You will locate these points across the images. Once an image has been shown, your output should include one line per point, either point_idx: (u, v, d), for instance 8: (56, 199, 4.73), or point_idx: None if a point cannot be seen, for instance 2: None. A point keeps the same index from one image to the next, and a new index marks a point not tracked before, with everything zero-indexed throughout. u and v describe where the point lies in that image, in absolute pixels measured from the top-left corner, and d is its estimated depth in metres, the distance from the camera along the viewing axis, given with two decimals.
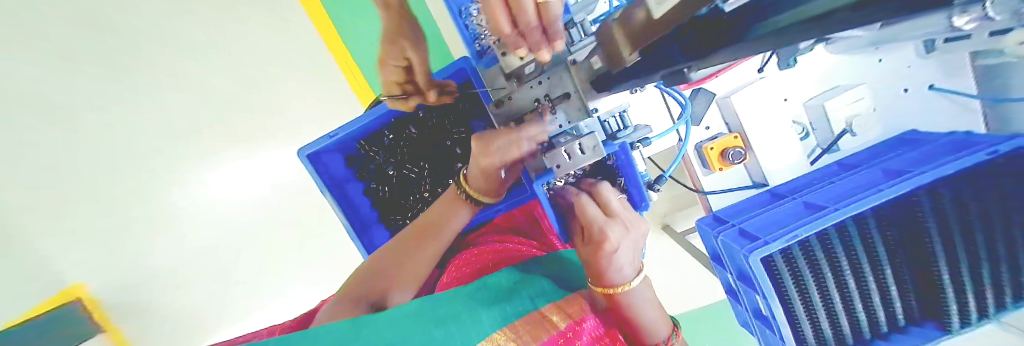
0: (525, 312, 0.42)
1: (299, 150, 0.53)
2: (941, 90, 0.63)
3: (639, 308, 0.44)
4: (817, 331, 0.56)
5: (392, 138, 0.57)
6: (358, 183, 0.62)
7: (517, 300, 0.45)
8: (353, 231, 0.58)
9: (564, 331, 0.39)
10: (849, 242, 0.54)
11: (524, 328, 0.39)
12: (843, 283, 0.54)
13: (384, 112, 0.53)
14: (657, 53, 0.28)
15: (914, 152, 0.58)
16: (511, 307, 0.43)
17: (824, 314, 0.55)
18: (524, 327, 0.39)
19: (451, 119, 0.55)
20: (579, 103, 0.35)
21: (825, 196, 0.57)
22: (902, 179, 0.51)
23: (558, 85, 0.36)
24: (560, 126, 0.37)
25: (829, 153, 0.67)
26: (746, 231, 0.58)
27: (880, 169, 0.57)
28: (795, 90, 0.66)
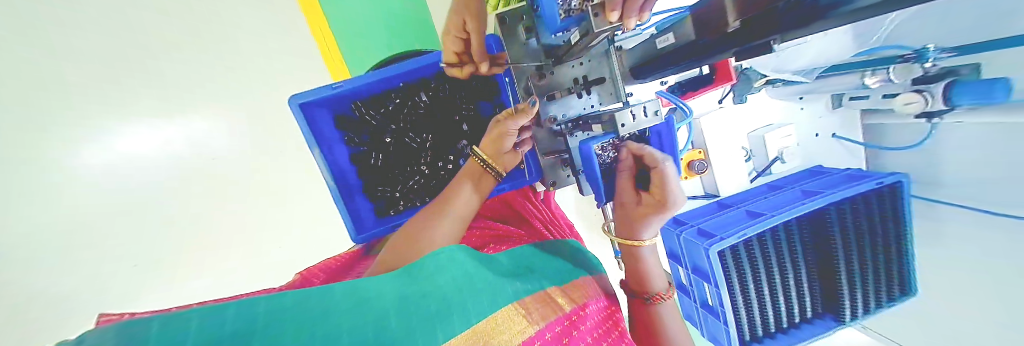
0: (534, 291, 0.42)
1: (293, 96, 0.48)
2: (840, 138, 0.80)
3: (646, 257, 0.48)
4: (752, 317, 0.68)
5: (399, 104, 0.57)
6: (344, 147, 0.58)
7: (527, 280, 0.45)
8: (339, 194, 0.55)
9: (568, 315, 0.39)
10: (778, 242, 0.67)
11: (535, 307, 0.38)
12: (773, 278, 0.67)
13: (401, 73, 0.53)
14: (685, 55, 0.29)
15: (819, 179, 0.74)
16: (522, 285, 0.42)
17: (757, 301, 0.67)
18: (534, 306, 0.38)
19: (461, 94, 0.57)
20: (613, 89, 0.39)
21: (762, 206, 0.69)
22: (816, 196, 0.66)
23: (596, 69, 0.39)
24: (591, 106, 0.41)
25: (762, 176, 0.81)
26: (704, 230, 0.68)
27: (798, 190, 0.72)
28: (744, 120, 0.78)
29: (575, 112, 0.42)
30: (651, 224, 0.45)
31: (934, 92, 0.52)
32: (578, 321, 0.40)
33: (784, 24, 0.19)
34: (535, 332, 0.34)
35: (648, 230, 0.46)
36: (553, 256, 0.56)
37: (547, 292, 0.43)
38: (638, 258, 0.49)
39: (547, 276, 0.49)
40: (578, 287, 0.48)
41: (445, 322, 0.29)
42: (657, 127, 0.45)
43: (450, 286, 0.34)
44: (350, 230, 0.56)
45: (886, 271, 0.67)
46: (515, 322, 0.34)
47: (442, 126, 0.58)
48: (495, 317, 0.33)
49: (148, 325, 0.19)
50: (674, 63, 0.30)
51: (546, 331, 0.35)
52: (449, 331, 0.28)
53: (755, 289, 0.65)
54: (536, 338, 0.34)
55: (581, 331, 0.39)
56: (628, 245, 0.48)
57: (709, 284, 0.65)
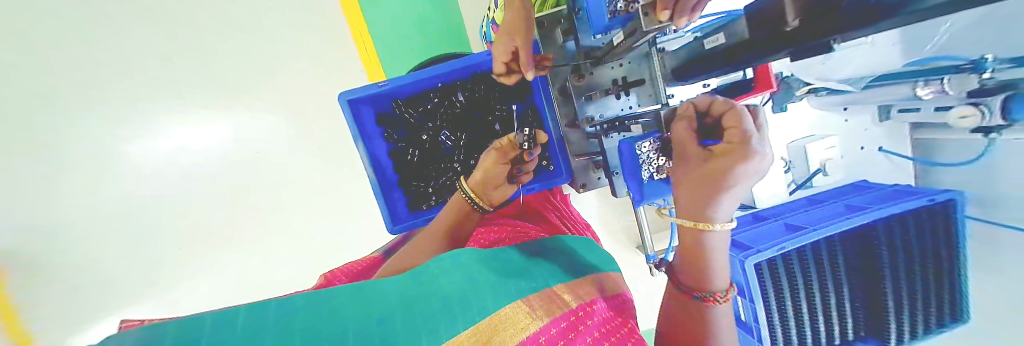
0: (539, 288, 0.39)
1: (342, 93, 0.51)
2: (888, 152, 0.76)
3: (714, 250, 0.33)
4: (790, 336, 0.64)
5: (437, 103, 0.59)
6: (384, 143, 0.61)
7: (533, 276, 0.41)
8: (378, 188, 0.58)
9: (574, 311, 0.34)
10: (819, 257, 0.64)
11: (538, 302, 0.35)
12: (813, 296, 0.64)
13: (441, 74, 0.55)
14: (733, 56, 0.28)
15: (864, 194, 0.71)
16: (526, 282, 0.39)
17: (795, 319, 0.63)
18: (537, 302, 0.35)
19: (496, 95, 0.58)
20: (653, 90, 0.40)
21: (800, 220, 0.66)
22: (861, 211, 0.63)
23: (636, 71, 0.40)
24: (628, 107, 0.43)
25: (802, 188, 0.78)
26: (738, 241, 0.66)
27: (843, 204, 0.69)
28: (782, 130, 0.75)
29: (613, 112, 0.44)
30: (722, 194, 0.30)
31: (992, 105, 0.48)
32: (586, 316, 0.34)
33: (845, 18, 0.18)
34: (540, 328, 0.31)
35: (722, 202, 0.31)
36: (569, 250, 0.52)
37: (553, 289, 0.39)
38: (703, 251, 0.33)
39: (553, 271, 0.45)
40: (589, 281, 0.43)
41: (449, 320, 0.28)
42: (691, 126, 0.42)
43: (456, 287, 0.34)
44: (386, 222, 0.59)
45: (938, 290, 0.63)
46: (517, 318, 0.31)
47: (477, 126, 0.60)
48: (500, 314, 0.31)
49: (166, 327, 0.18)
50: (723, 64, 0.30)
51: (552, 326, 0.31)
52: (453, 328, 0.27)
53: (793, 305, 0.62)
54: (542, 333, 0.30)
55: (587, 326, 0.33)
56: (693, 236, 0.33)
57: (743, 297, 0.63)
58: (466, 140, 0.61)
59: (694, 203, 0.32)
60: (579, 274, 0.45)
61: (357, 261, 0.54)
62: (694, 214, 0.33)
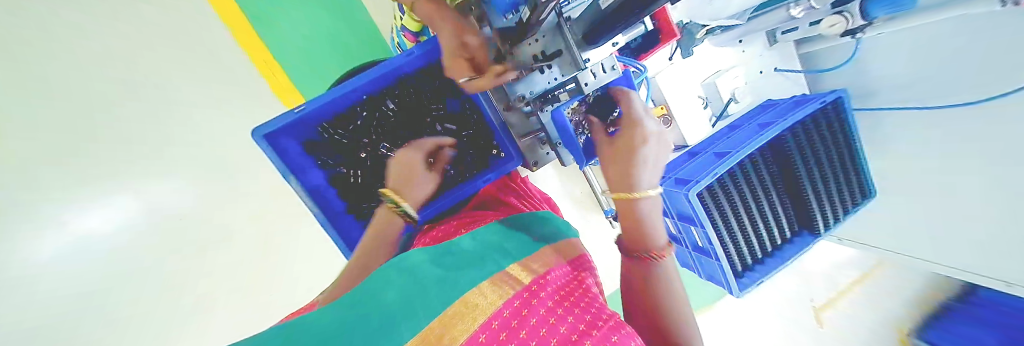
0: (492, 272, 0.37)
1: (255, 129, 0.47)
2: (782, 71, 0.87)
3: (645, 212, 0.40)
4: (739, 249, 0.74)
5: (367, 118, 0.57)
6: (321, 172, 0.58)
7: (486, 262, 0.40)
8: (325, 219, 0.54)
9: (527, 287, 0.34)
10: (749, 175, 0.72)
11: (490, 288, 0.33)
12: (750, 210, 0.73)
13: (360, 87, 0.52)
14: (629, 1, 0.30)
15: (770, 111, 0.82)
16: (478, 270, 0.37)
17: (740, 234, 0.73)
18: (489, 288, 0.33)
19: (428, 95, 0.57)
20: (571, 59, 0.40)
21: (725, 146, 0.75)
22: (769, 126, 0.73)
23: (552, 43, 0.40)
24: (554, 80, 0.42)
25: (721, 120, 0.87)
26: (680, 178, 0.73)
27: (756, 124, 0.78)
28: (696, 71, 0.83)
29: (540, 87, 0.44)
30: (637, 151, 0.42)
31: (852, 11, 0.57)
32: (539, 289, 0.34)
33: None
34: (492, 312, 0.28)
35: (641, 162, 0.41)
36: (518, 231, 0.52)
37: (507, 271, 0.38)
38: (633, 211, 0.40)
39: (506, 254, 0.43)
40: (546, 255, 0.44)
41: (392, 327, 0.24)
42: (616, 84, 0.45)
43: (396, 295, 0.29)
44: (344, 252, 0.56)
45: (842, 177, 0.75)
46: (471, 307, 0.29)
47: (418, 132, 0.59)
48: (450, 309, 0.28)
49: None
50: (625, 17, 0.32)
51: (504, 308, 0.29)
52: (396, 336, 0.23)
53: (736, 223, 0.71)
54: (494, 318, 0.27)
55: (541, 298, 0.32)
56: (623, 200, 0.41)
57: (696, 228, 0.70)
58: (409, 147, 0.60)
59: (619, 178, 0.42)
60: (531, 250, 0.45)
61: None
62: (622, 185, 0.41)
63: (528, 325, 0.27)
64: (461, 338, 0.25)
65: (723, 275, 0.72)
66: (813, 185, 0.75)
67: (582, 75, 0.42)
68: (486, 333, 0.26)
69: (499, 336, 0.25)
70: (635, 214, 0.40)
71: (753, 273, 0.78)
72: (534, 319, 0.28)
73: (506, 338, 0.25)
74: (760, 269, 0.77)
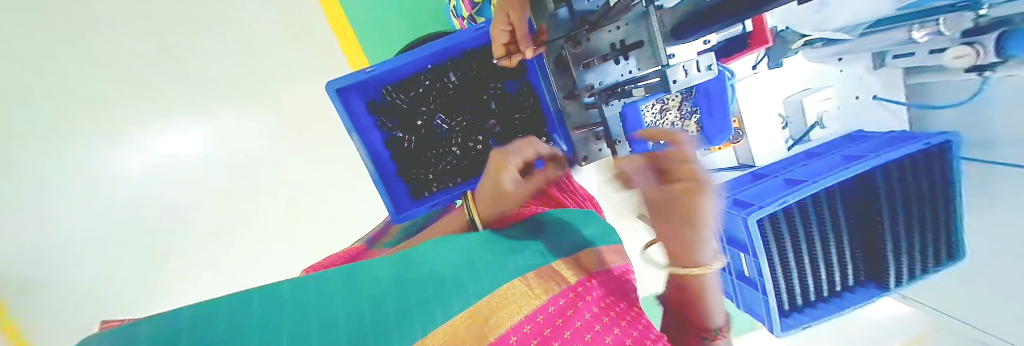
0: (538, 265, 0.38)
1: (330, 82, 0.49)
2: (882, 99, 0.76)
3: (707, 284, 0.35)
4: (791, 286, 0.67)
5: (430, 87, 0.58)
6: (379, 133, 0.60)
7: (532, 252, 0.41)
8: (378, 177, 0.56)
9: (573, 288, 0.35)
10: (821, 211, 0.65)
11: (537, 280, 0.35)
12: (814, 249, 0.66)
13: (429, 54, 0.53)
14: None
15: (860, 144, 0.72)
16: (525, 260, 0.39)
17: (796, 272, 0.66)
18: (534, 280, 0.35)
19: (490, 72, 0.57)
20: (652, 52, 0.38)
21: (799, 174, 0.67)
22: (856, 160, 0.64)
23: (634, 33, 0.37)
24: (628, 72, 0.40)
25: (798, 144, 0.78)
26: (739, 200, 0.67)
27: (839, 155, 0.69)
28: (781, 85, 0.74)
29: (612, 79, 0.41)
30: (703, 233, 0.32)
31: (985, 44, 0.48)
32: (585, 292, 0.36)
33: None
34: (539, 306, 0.30)
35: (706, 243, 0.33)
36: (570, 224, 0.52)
37: (552, 265, 0.39)
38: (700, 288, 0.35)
39: (552, 247, 0.45)
40: (590, 256, 0.44)
41: (447, 302, 0.27)
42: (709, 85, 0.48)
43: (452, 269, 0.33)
44: (390, 210, 0.57)
45: (933, 231, 0.65)
46: (516, 298, 0.31)
47: (475, 109, 0.59)
48: (496, 295, 0.30)
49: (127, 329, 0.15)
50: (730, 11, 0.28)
51: (550, 305, 0.31)
52: (449, 309, 0.26)
53: (795, 260, 0.64)
54: (539, 313, 0.30)
55: (587, 302, 0.34)
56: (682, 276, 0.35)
57: (747, 255, 0.64)
58: (464, 122, 0.60)
59: (681, 251, 0.34)
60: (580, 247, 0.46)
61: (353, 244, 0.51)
62: (687, 262, 0.33)
63: (573, 327, 0.30)
64: (504, 325, 0.27)
65: (766, 310, 0.66)
66: (893, 235, 0.66)
67: (673, 70, 0.37)
68: (530, 325, 0.28)
69: (543, 331, 0.28)
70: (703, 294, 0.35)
71: (801, 315, 0.69)
72: (579, 322, 0.30)
73: (547, 335, 0.28)
74: (810, 313, 0.69)
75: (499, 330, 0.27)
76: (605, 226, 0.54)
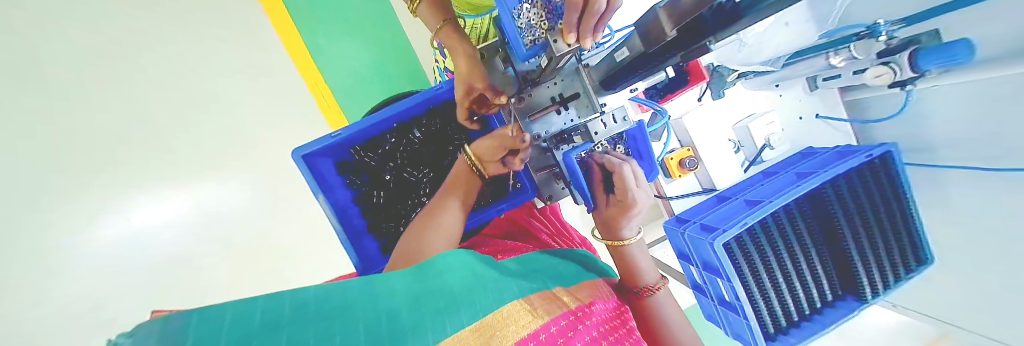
0: (539, 289, 0.42)
1: (296, 148, 0.52)
2: (825, 118, 0.82)
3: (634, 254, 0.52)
4: (771, 307, 0.67)
5: (394, 143, 0.61)
6: (348, 190, 0.62)
7: (535, 279, 0.45)
8: (344, 236, 0.56)
9: (574, 311, 0.39)
10: (784, 228, 0.67)
11: (539, 301, 0.38)
12: (786, 269, 0.67)
13: (390, 114, 0.56)
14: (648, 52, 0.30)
15: (808, 160, 0.76)
16: (527, 283, 0.42)
17: (774, 291, 0.66)
18: (538, 301, 0.38)
19: (453, 126, 0.61)
20: (588, 102, 0.41)
21: (757, 195, 0.70)
22: (806, 177, 0.68)
23: (570, 86, 0.42)
24: (571, 120, 0.44)
25: (754, 165, 0.82)
26: (706, 224, 0.69)
27: (794, 172, 0.73)
28: (727, 114, 0.81)
29: (557, 127, 0.45)
30: (623, 224, 0.49)
31: (899, 62, 0.54)
32: (585, 315, 0.40)
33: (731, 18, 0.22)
34: (541, 325, 0.34)
35: (624, 228, 0.50)
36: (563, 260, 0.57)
37: (553, 291, 0.43)
38: (627, 259, 0.51)
39: (552, 277, 0.49)
40: (581, 288, 0.47)
41: (454, 316, 0.30)
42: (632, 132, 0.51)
43: (457, 287, 0.35)
44: (358, 269, 0.57)
45: (894, 236, 0.68)
46: (520, 316, 0.34)
47: (441, 160, 0.62)
48: (501, 312, 0.34)
49: (187, 316, 0.21)
50: (638, 66, 0.33)
51: (552, 325, 0.35)
52: (455, 324, 0.29)
53: (771, 282, 0.65)
54: (542, 331, 0.33)
55: (587, 326, 0.38)
56: (615, 247, 0.52)
57: (722, 281, 0.65)
58: (431, 173, 0.63)
59: (608, 228, 0.51)
60: (571, 282, 0.48)
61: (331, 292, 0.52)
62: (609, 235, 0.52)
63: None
64: (509, 341, 0.31)
65: (750, 334, 0.65)
66: (858, 245, 0.68)
67: (592, 124, 0.42)
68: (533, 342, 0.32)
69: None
70: (626, 261, 0.51)
71: (788, 336, 0.69)
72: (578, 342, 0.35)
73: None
74: (796, 334, 0.69)
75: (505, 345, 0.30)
76: (599, 265, 0.60)
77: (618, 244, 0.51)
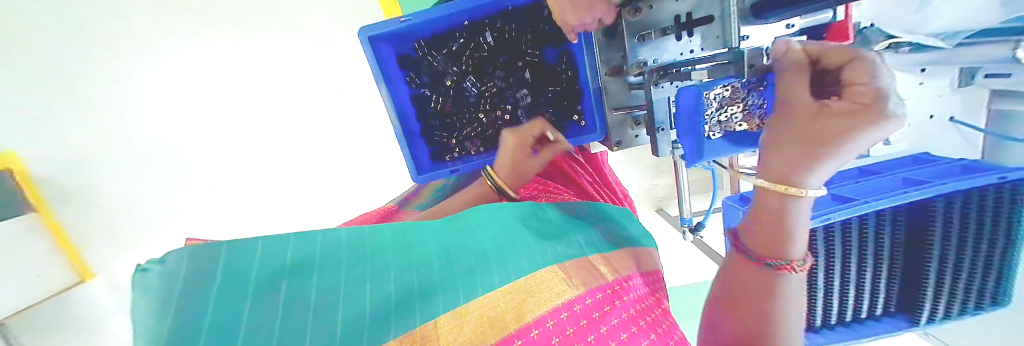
0: (576, 255, 0.38)
1: (364, 28, 0.48)
2: (958, 122, 0.64)
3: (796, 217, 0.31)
4: (811, 306, 0.64)
5: (463, 45, 0.54)
6: (407, 89, 0.58)
7: (570, 241, 0.41)
8: (401, 135, 0.56)
9: (610, 285, 0.35)
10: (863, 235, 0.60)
11: (575, 270, 0.35)
12: (846, 273, 0.62)
13: (466, 9, 0.50)
14: None
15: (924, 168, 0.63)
16: (563, 248, 0.39)
17: (822, 292, 0.63)
18: (573, 268, 0.35)
19: (528, 37, 0.53)
20: (722, 30, 0.34)
21: (849, 192, 0.61)
22: (915, 185, 0.57)
23: (704, 6, 0.34)
24: (689, 51, 0.37)
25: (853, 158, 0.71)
26: None
27: (900, 177, 0.62)
28: None
29: (668, 57, 0.38)
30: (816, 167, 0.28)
31: None
32: (621, 291, 0.35)
33: None
34: (576, 295, 0.31)
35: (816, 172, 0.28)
36: (605, 222, 0.51)
37: (589, 259, 0.38)
38: (781, 220, 0.31)
39: (593, 240, 0.44)
40: (624, 256, 0.42)
41: (484, 275, 0.29)
42: None
43: (487, 245, 0.35)
44: (412, 170, 0.58)
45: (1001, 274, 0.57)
46: (554, 283, 0.31)
47: (509, 75, 0.56)
48: (535, 276, 0.32)
49: (217, 248, 0.23)
50: None
51: (586, 297, 0.31)
52: (488, 283, 0.29)
53: (823, 283, 0.61)
54: (577, 301, 0.30)
55: (623, 301, 0.33)
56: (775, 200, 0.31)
57: None
58: (495, 88, 0.57)
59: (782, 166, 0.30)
60: (614, 247, 0.44)
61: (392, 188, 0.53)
62: (782, 177, 0.30)
63: (609, 323, 0.30)
64: (542, 306, 0.28)
65: None
66: (943, 272, 0.60)
67: (752, 51, 0.33)
68: (567, 313, 0.29)
69: (579, 321, 0.29)
70: (783, 215, 0.31)
71: (816, 335, 0.67)
72: (615, 319, 0.30)
73: (583, 325, 0.28)
74: (826, 335, 0.67)
75: (539, 310, 0.28)
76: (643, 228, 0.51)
77: (796, 193, 0.29)
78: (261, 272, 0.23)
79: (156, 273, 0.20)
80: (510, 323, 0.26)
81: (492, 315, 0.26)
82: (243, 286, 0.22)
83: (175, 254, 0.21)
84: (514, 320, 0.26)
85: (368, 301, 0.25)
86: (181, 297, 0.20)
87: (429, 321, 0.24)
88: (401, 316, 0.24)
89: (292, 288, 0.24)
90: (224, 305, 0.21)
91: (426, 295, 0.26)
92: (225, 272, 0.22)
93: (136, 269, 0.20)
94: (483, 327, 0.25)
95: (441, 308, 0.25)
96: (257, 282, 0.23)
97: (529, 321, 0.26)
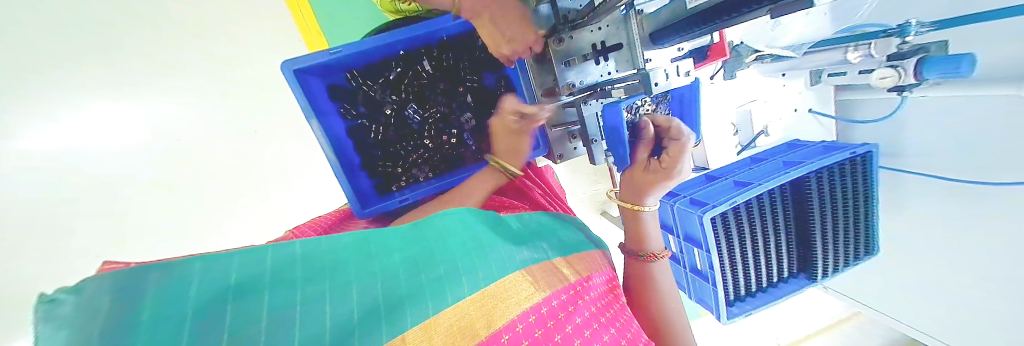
0: (541, 259, 0.39)
1: (288, 63, 0.46)
2: (816, 113, 0.81)
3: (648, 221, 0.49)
4: (737, 278, 0.74)
5: (400, 74, 0.55)
6: (341, 121, 0.55)
7: (534, 246, 0.42)
8: (339, 168, 0.52)
9: (574, 286, 0.37)
10: (764, 209, 0.72)
11: (542, 272, 0.36)
12: (757, 244, 0.73)
13: (401, 40, 0.51)
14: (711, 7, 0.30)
15: (799, 150, 0.78)
16: (529, 252, 0.39)
17: (742, 263, 0.73)
18: (539, 271, 0.36)
19: (466, 64, 0.56)
20: (630, 55, 0.39)
21: (748, 177, 0.73)
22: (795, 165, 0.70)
23: (614, 35, 0.39)
24: (608, 73, 0.42)
25: (747, 150, 0.85)
26: (695, 200, 0.71)
27: (781, 160, 0.76)
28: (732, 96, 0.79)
29: (592, 79, 0.42)
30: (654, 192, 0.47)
31: (907, 67, 0.52)
32: (584, 291, 0.37)
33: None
34: (543, 298, 0.32)
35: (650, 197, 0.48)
36: (563, 227, 0.53)
37: (553, 262, 0.40)
38: (640, 227, 0.50)
39: (556, 244, 0.46)
40: (584, 257, 0.45)
41: (453, 284, 0.29)
42: (681, 92, 0.53)
43: (457, 249, 0.33)
44: (353, 205, 0.53)
45: (862, 229, 0.72)
46: (523, 287, 0.32)
47: (450, 100, 0.58)
48: (505, 281, 0.32)
49: (147, 271, 0.19)
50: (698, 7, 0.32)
51: (553, 299, 0.33)
52: (458, 292, 0.28)
53: (741, 255, 0.72)
54: (545, 304, 0.32)
55: (586, 300, 0.37)
56: (631, 210, 0.50)
57: (701, 251, 0.69)
58: (437, 113, 0.58)
59: (634, 192, 0.49)
60: (574, 251, 0.46)
61: (324, 217, 0.50)
62: (630, 199, 0.49)
63: (573, 323, 0.33)
64: (510, 314, 0.29)
65: (713, 300, 0.72)
66: (824, 233, 0.74)
67: (654, 73, 0.37)
68: (535, 316, 0.30)
69: (546, 323, 0.31)
70: (634, 222, 0.50)
71: (743, 303, 0.76)
72: (579, 318, 0.34)
73: (551, 326, 0.31)
74: (750, 302, 0.76)
75: (507, 317, 0.28)
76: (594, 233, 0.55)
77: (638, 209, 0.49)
78: (204, 299, 0.20)
79: (71, 307, 0.15)
80: (480, 331, 0.26)
81: (459, 324, 0.26)
82: (184, 316, 0.18)
83: (94, 279, 0.16)
84: (485, 327, 0.27)
85: (331, 322, 0.23)
86: (103, 325, 0.16)
87: (398, 336, 0.24)
88: (372, 333, 0.23)
89: (247, 313, 0.21)
90: (165, 341, 0.17)
91: (396, 309, 0.25)
92: (160, 300, 0.18)
93: (37, 301, 0.15)
94: (454, 338, 0.25)
95: (410, 321, 0.25)
96: (199, 306, 0.19)
97: (499, 328, 0.27)
